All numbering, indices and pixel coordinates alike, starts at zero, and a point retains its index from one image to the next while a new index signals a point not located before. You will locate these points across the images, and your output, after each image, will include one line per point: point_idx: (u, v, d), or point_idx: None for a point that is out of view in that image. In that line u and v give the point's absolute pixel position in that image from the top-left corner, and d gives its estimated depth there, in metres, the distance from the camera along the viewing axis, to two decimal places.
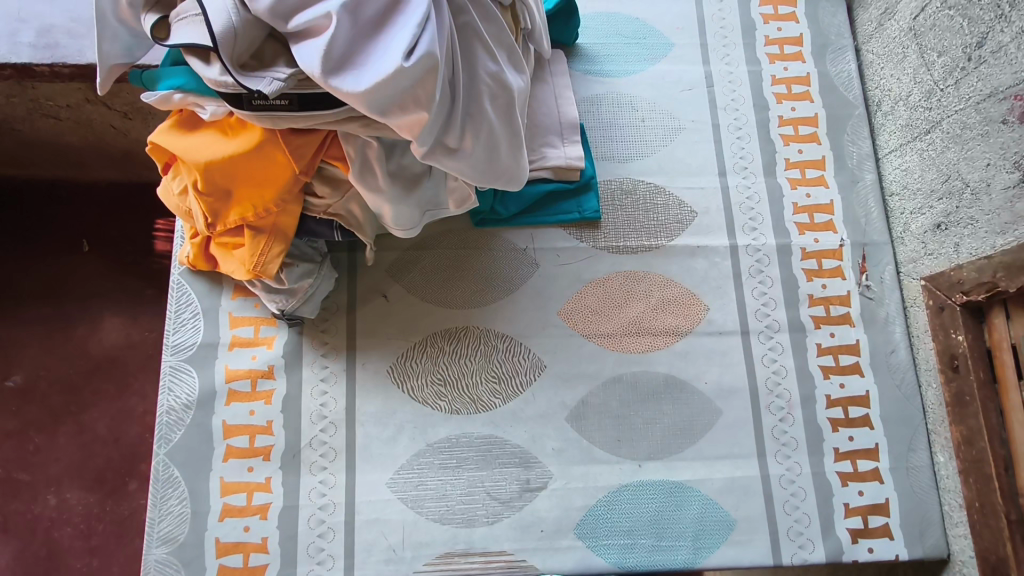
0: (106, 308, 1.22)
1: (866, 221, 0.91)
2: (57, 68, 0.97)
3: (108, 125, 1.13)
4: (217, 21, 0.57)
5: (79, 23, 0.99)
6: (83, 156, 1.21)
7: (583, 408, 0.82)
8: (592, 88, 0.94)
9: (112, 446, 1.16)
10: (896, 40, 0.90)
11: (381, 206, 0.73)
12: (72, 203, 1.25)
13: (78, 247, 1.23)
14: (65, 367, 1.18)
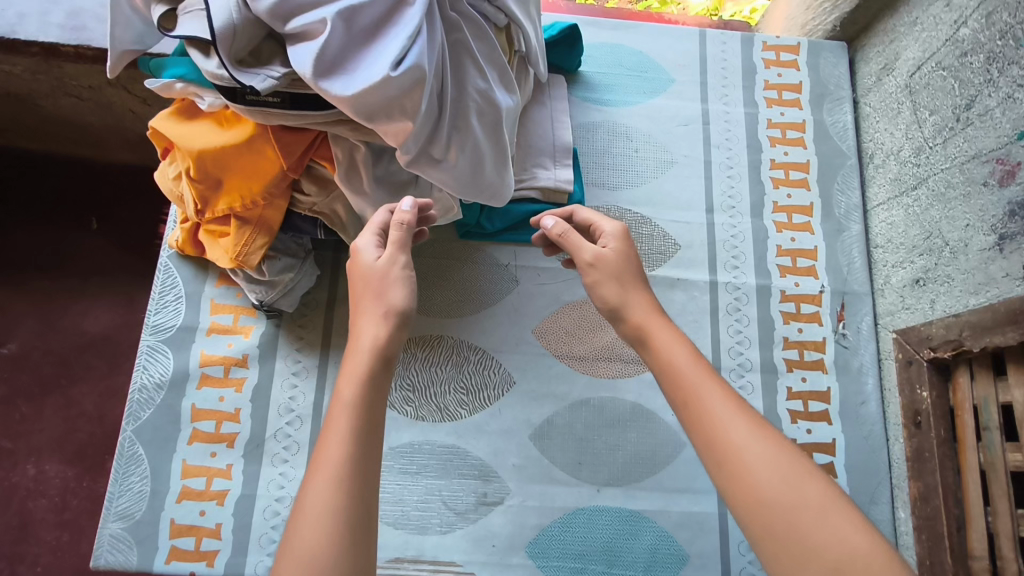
0: (104, 287, 1.25)
1: (848, 270, 0.91)
2: (82, 50, 1.02)
3: (127, 109, 1.18)
4: (218, 17, 0.59)
5: (108, 9, 1.03)
6: (99, 137, 1.25)
7: (548, 427, 0.83)
8: (589, 115, 0.95)
9: (95, 422, 1.18)
10: (893, 95, 0.92)
11: (365, 210, 0.74)
12: (86, 181, 1.29)
13: (87, 225, 1.26)
14: (59, 341, 1.21)
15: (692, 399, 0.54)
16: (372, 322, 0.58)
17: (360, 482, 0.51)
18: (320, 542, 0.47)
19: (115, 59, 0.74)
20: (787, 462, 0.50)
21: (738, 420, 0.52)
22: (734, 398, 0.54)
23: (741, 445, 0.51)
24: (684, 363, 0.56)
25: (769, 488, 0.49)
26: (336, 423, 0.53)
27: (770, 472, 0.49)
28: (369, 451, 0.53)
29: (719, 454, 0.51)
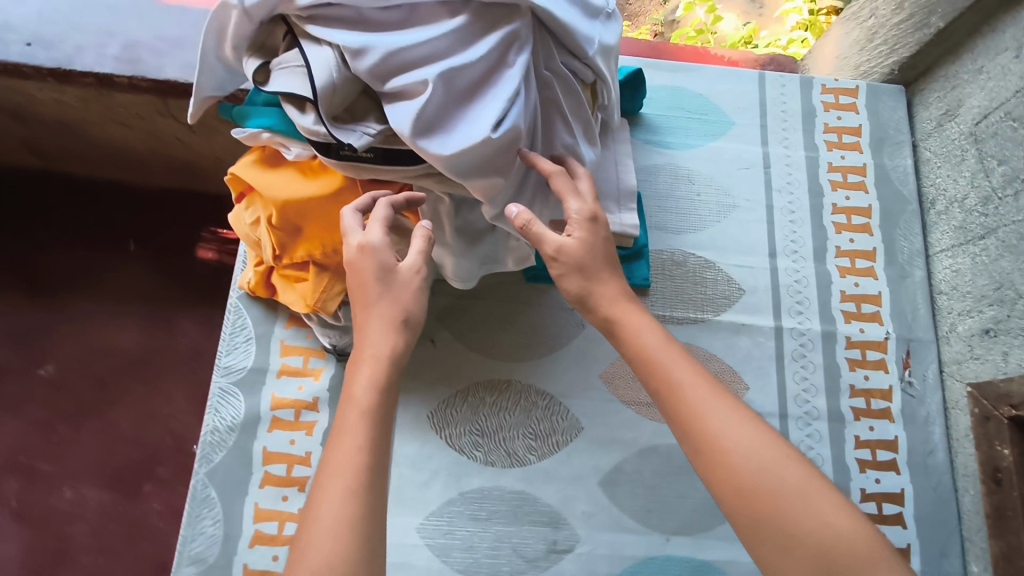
0: (145, 310, 1.27)
1: (913, 317, 0.91)
2: (136, 81, 1.07)
3: (174, 138, 1.21)
4: (319, 76, 0.59)
5: (163, 43, 1.08)
6: (144, 162, 1.30)
7: (616, 474, 0.83)
8: (651, 158, 0.96)
9: (134, 446, 1.19)
10: (955, 142, 0.92)
11: (443, 257, 0.75)
12: (127, 205, 1.34)
13: (126, 247, 1.30)
14: (96, 364, 1.22)
15: (670, 387, 0.60)
16: (381, 326, 0.63)
17: (372, 466, 0.56)
18: (337, 515, 0.52)
19: (195, 104, 0.73)
20: (759, 442, 0.56)
21: (716, 408, 0.58)
22: (711, 387, 0.60)
23: (722, 430, 0.57)
24: (661, 357, 0.62)
25: (751, 468, 0.55)
26: (352, 418, 0.58)
27: (748, 454, 0.55)
28: (382, 437, 0.58)
29: (702, 439, 0.57)
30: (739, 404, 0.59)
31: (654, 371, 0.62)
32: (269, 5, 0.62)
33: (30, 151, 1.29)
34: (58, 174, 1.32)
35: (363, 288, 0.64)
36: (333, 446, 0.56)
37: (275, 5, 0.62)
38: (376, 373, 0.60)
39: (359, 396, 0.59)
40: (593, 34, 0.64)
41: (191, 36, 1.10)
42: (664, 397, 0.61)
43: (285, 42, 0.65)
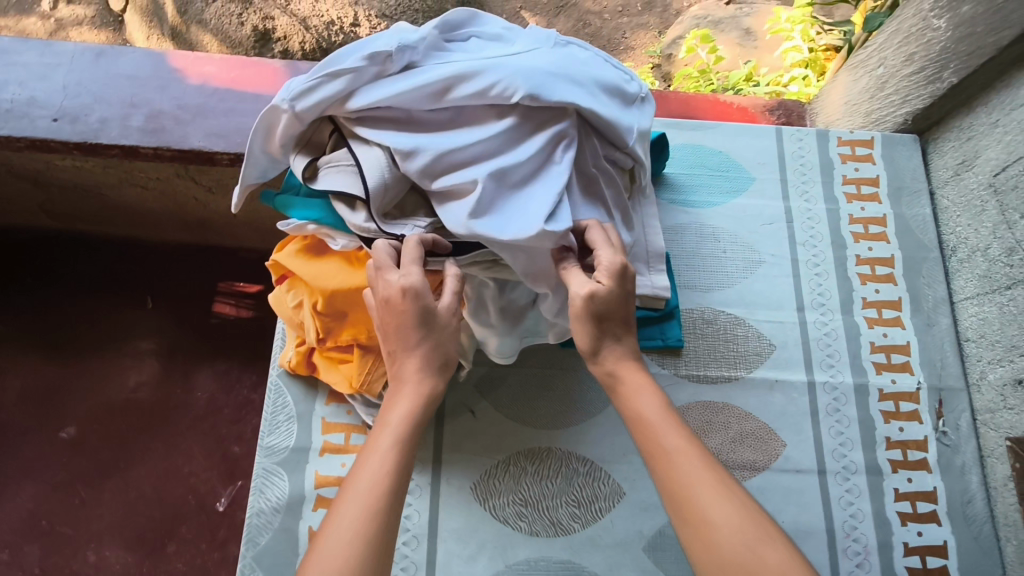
0: (159, 364, 1.36)
1: (943, 365, 0.92)
2: (160, 151, 1.09)
3: (191, 196, 1.28)
4: (372, 177, 0.64)
5: (185, 111, 1.11)
6: (159, 219, 1.37)
7: (661, 538, 0.83)
8: (676, 216, 0.98)
9: (154, 505, 1.26)
10: (974, 192, 0.94)
11: (487, 336, 0.77)
12: (142, 261, 1.42)
13: (143, 303, 1.39)
14: (117, 423, 1.31)
15: (660, 460, 0.63)
16: (415, 365, 0.66)
17: (394, 499, 0.59)
18: (354, 539, 0.56)
19: (240, 194, 0.76)
20: (741, 517, 0.59)
21: (706, 483, 0.61)
22: (701, 458, 0.63)
23: (712, 500, 0.60)
24: (655, 423, 0.66)
25: (734, 540, 0.57)
26: (379, 437, 0.62)
27: (735, 529, 0.58)
28: (406, 470, 0.62)
29: (687, 503, 0.60)
30: (728, 478, 0.62)
31: (648, 436, 0.65)
32: (320, 107, 0.67)
33: (45, 213, 1.37)
34: (74, 234, 1.41)
35: (390, 325, 0.66)
36: (360, 469, 0.60)
37: (325, 107, 0.66)
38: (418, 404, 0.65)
39: (393, 426, 0.63)
40: (632, 125, 0.71)
41: (213, 106, 1.12)
42: (655, 460, 0.64)
43: (331, 140, 0.70)
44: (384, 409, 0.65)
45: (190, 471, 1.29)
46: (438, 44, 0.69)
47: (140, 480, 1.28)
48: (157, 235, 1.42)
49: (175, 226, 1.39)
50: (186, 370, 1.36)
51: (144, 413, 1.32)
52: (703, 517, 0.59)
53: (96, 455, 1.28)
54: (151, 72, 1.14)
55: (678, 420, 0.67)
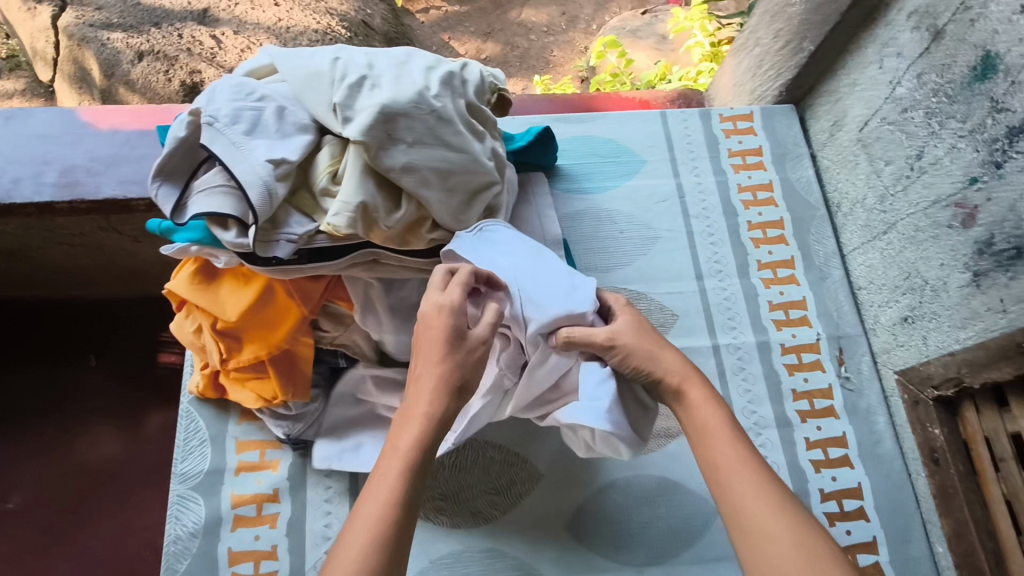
0: (104, 422, 1.29)
1: (839, 315, 0.96)
2: (76, 203, 1.07)
3: (119, 248, 1.24)
4: (254, 192, 0.62)
5: (98, 162, 1.09)
6: (90, 276, 1.32)
7: (582, 514, 0.84)
8: (573, 204, 1.01)
9: (108, 566, 1.19)
10: (848, 148, 0.98)
11: (384, 336, 0.77)
12: (78, 321, 1.35)
13: (85, 361, 1.33)
14: (62, 487, 1.23)
15: (718, 475, 0.62)
16: (432, 385, 0.62)
17: (400, 533, 0.56)
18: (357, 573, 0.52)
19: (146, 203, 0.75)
20: (798, 531, 0.57)
21: (768, 498, 0.59)
22: (762, 476, 0.61)
23: (771, 514, 0.58)
24: (722, 435, 0.64)
25: (793, 558, 0.55)
26: (385, 468, 0.59)
27: (793, 547, 0.56)
28: (415, 498, 0.58)
29: (746, 516, 0.59)
30: (789, 495, 0.60)
31: (710, 446, 0.64)
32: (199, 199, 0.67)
33: None
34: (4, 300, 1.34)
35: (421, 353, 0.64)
36: (368, 497, 0.57)
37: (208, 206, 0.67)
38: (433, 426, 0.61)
39: (400, 451, 0.60)
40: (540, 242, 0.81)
41: (127, 154, 1.11)
42: (717, 472, 0.63)
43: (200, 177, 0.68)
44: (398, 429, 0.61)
45: (144, 524, 1.22)
46: (309, 119, 0.68)
47: (91, 541, 1.20)
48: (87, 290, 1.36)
49: (110, 280, 1.34)
50: (133, 422, 1.30)
51: (89, 471, 1.26)
52: (761, 536, 0.58)
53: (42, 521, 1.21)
54: (62, 128, 1.10)
55: (743, 434, 0.65)
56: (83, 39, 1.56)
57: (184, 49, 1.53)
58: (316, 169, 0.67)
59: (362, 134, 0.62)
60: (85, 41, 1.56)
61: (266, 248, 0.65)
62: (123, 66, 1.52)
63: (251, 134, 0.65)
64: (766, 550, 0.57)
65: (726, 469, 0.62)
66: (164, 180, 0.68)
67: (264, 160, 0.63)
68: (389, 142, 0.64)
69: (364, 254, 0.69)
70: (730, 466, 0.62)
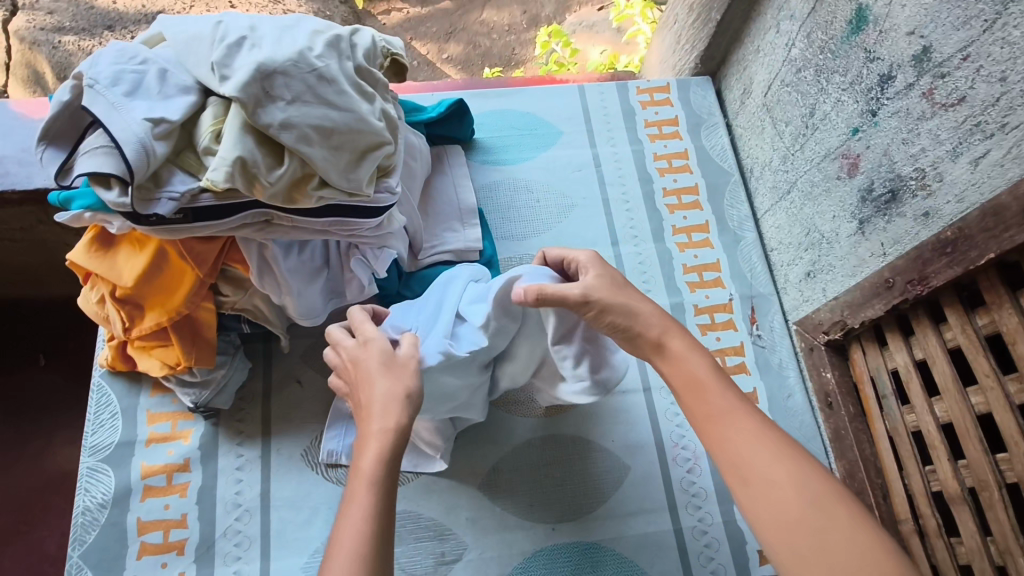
0: (61, 422, 1.18)
1: (751, 276, 0.97)
2: (6, 194, 0.94)
3: (61, 243, 1.10)
4: (130, 149, 0.63)
5: (30, 152, 0.96)
6: (41, 274, 1.18)
7: (495, 475, 0.84)
8: (491, 177, 1.02)
9: (59, 564, 1.08)
10: (755, 114, 1.01)
11: (283, 297, 0.79)
12: (28, 320, 1.22)
13: (34, 361, 1.19)
14: (13, 486, 1.13)
15: (711, 420, 0.61)
16: (386, 400, 0.62)
17: (384, 525, 0.58)
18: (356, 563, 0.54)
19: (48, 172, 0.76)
20: (798, 476, 0.56)
21: (767, 446, 0.58)
22: (757, 421, 0.61)
23: (771, 461, 0.57)
24: (710, 386, 0.63)
25: (798, 503, 0.55)
26: (358, 493, 0.58)
27: (797, 491, 0.55)
28: (389, 510, 0.59)
29: (743, 464, 0.58)
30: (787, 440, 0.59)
31: (700, 398, 0.63)
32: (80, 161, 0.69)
33: None
34: None
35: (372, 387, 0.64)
36: (345, 524, 0.57)
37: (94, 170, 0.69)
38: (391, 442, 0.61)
39: (365, 473, 0.59)
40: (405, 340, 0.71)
41: None
42: (708, 423, 0.61)
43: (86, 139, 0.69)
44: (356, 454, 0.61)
45: None
46: (193, 82, 0.69)
47: (44, 540, 1.10)
48: (38, 290, 1.21)
49: (61, 277, 1.20)
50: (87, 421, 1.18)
51: (38, 472, 1.14)
52: (762, 483, 0.57)
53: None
54: None
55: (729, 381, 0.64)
56: (34, 43, 1.46)
57: None
58: (199, 129, 0.68)
59: (238, 91, 0.64)
60: (37, 44, 1.46)
61: (145, 206, 0.66)
62: (75, 68, 1.45)
63: (132, 95, 0.65)
64: (773, 497, 0.56)
65: (721, 421, 0.61)
66: (50, 143, 0.70)
67: (142, 119, 0.64)
68: (267, 100, 0.65)
69: (254, 214, 0.71)
70: (727, 416, 0.61)
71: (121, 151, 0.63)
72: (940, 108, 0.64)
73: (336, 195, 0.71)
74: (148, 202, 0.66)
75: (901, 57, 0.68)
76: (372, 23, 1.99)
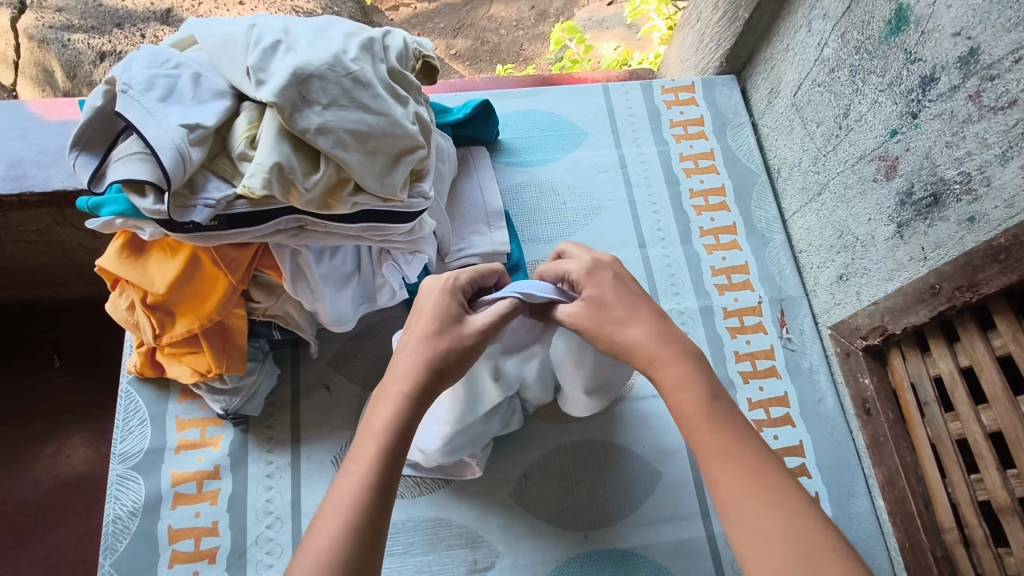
0: (76, 425, 1.16)
1: (781, 278, 0.96)
2: (26, 197, 0.93)
3: (78, 245, 1.09)
4: (166, 155, 0.62)
5: (48, 154, 0.95)
6: (56, 276, 1.17)
7: (526, 481, 0.84)
8: (516, 178, 1.01)
9: (78, 567, 1.07)
10: (784, 114, 1.00)
11: (316, 303, 0.79)
12: (44, 322, 1.21)
13: (49, 363, 1.18)
14: (31, 489, 1.12)
15: (705, 462, 0.57)
16: (415, 361, 0.60)
17: (382, 493, 0.55)
18: (335, 551, 0.51)
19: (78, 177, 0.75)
20: (789, 521, 0.52)
21: (759, 491, 0.54)
22: (754, 464, 0.56)
23: (763, 506, 0.53)
24: (702, 422, 0.58)
25: (787, 553, 0.51)
26: (364, 444, 0.57)
27: (788, 540, 0.51)
28: (393, 477, 0.56)
29: (733, 509, 0.54)
30: (784, 480, 0.55)
31: (696, 433, 0.58)
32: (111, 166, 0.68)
33: None
34: None
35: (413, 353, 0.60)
36: (346, 475, 0.56)
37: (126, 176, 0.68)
38: (408, 406, 0.58)
39: (377, 430, 0.57)
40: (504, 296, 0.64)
41: None
42: (703, 462, 0.57)
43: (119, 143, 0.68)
44: (369, 412, 0.59)
45: None
46: (226, 87, 0.68)
47: (62, 543, 1.09)
48: (55, 291, 1.21)
49: (76, 279, 1.19)
50: (104, 424, 1.17)
51: (54, 475, 1.13)
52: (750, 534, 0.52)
53: (7, 526, 1.09)
54: (6, 118, 0.96)
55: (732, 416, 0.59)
56: (43, 41, 1.44)
57: None
58: (234, 134, 0.67)
59: (275, 96, 0.63)
60: (46, 43, 1.44)
61: (182, 213, 0.65)
62: (85, 67, 1.43)
63: (166, 100, 0.64)
64: (758, 549, 0.52)
65: (716, 462, 0.56)
66: (82, 149, 0.69)
67: (178, 125, 0.63)
68: (303, 104, 0.64)
69: (287, 220, 0.71)
70: (721, 458, 0.56)
71: (157, 158, 0.62)
72: (987, 111, 0.63)
73: (370, 200, 0.70)
74: (184, 211, 0.65)
75: (946, 59, 0.67)
76: (380, 19, 1.96)
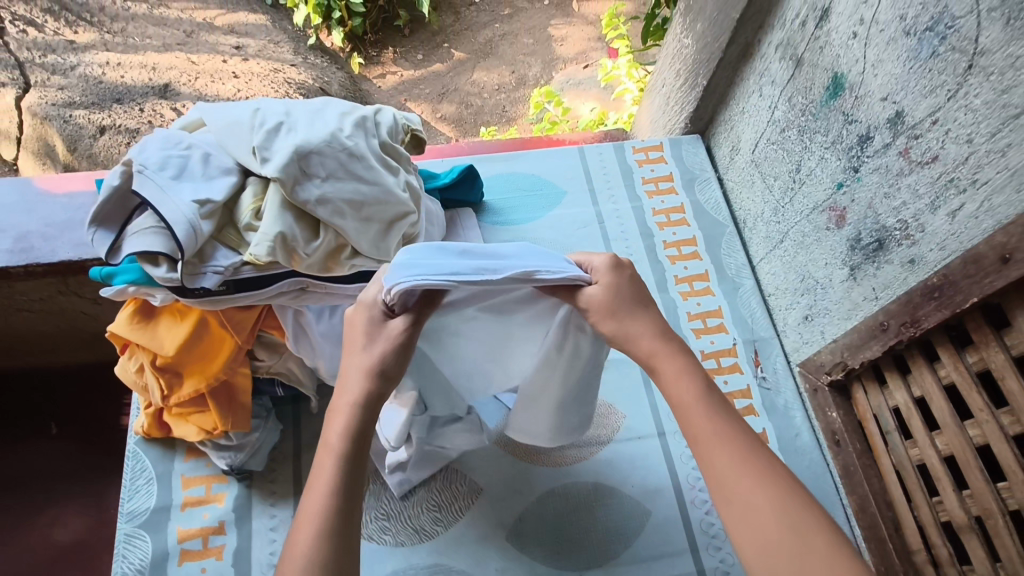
0: (73, 491, 1.17)
1: (752, 321, 1.03)
2: (32, 268, 0.97)
3: (80, 312, 1.14)
4: (180, 229, 0.68)
5: (54, 227, 1.01)
6: (56, 343, 1.21)
7: (521, 524, 0.87)
8: (500, 235, 1.08)
9: None
10: (745, 170, 1.09)
11: (317, 360, 0.84)
12: (43, 390, 1.24)
13: (47, 430, 1.21)
14: (26, 559, 1.10)
15: (700, 445, 0.60)
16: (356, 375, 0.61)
17: (347, 501, 0.58)
18: (312, 558, 0.54)
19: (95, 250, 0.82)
20: (779, 497, 0.55)
21: (750, 473, 0.57)
22: (749, 447, 0.59)
23: (751, 486, 0.56)
24: (697, 408, 0.60)
25: (774, 528, 0.54)
26: (323, 460, 0.59)
27: (774, 517, 0.55)
28: (355, 483, 0.59)
29: (725, 492, 0.57)
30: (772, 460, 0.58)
31: (687, 418, 0.61)
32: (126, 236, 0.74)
33: None
34: None
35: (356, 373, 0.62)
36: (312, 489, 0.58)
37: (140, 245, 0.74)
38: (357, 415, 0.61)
39: (333, 444, 0.60)
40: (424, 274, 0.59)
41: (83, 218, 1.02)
42: (697, 447, 0.60)
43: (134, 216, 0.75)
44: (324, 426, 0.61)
45: None
46: (233, 164, 0.75)
47: None
48: (55, 358, 1.24)
49: (73, 345, 1.23)
50: (101, 489, 1.18)
51: (49, 545, 1.12)
52: (744, 508, 0.56)
53: None
54: (17, 197, 1.02)
55: (723, 401, 0.62)
56: (45, 117, 1.50)
57: (146, 122, 1.55)
58: (241, 208, 0.73)
59: (279, 173, 0.70)
60: (48, 119, 1.50)
61: (192, 279, 0.70)
62: (84, 141, 1.49)
63: (179, 178, 0.71)
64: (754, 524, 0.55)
65: (714, 449, 0.59)
66: (100, 225, 0.75)
67: (190, 200, 0.70)
68: (304, 178, 0.72)
69: (291, 283, 0.77)
70: (717, 442, 0.59)
71: (172, 231, 0.68)
72: (916, 165, 0.71)
73: (366, 263, 0.77)
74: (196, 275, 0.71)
75: (878, 120, 0.76)
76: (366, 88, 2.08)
